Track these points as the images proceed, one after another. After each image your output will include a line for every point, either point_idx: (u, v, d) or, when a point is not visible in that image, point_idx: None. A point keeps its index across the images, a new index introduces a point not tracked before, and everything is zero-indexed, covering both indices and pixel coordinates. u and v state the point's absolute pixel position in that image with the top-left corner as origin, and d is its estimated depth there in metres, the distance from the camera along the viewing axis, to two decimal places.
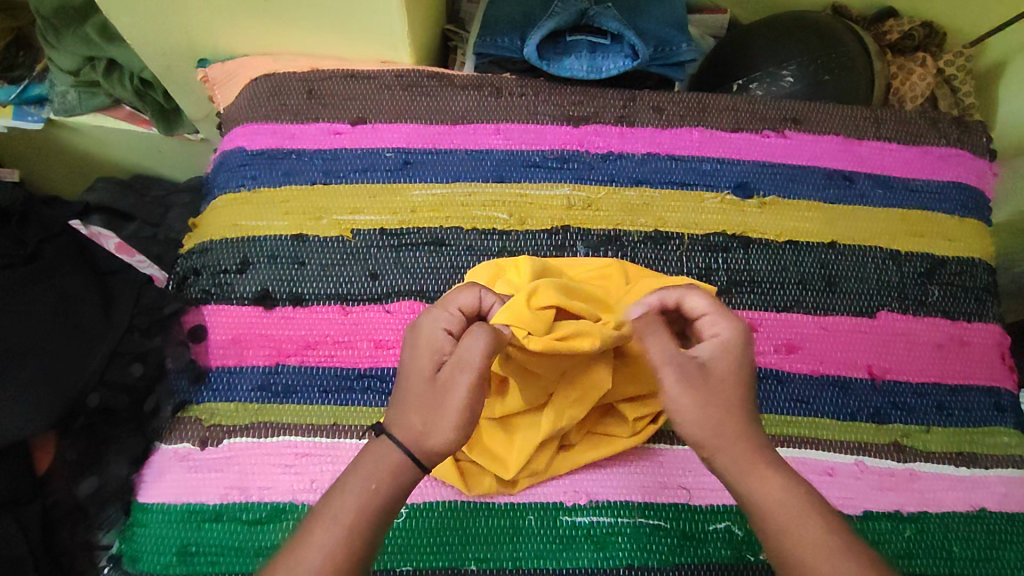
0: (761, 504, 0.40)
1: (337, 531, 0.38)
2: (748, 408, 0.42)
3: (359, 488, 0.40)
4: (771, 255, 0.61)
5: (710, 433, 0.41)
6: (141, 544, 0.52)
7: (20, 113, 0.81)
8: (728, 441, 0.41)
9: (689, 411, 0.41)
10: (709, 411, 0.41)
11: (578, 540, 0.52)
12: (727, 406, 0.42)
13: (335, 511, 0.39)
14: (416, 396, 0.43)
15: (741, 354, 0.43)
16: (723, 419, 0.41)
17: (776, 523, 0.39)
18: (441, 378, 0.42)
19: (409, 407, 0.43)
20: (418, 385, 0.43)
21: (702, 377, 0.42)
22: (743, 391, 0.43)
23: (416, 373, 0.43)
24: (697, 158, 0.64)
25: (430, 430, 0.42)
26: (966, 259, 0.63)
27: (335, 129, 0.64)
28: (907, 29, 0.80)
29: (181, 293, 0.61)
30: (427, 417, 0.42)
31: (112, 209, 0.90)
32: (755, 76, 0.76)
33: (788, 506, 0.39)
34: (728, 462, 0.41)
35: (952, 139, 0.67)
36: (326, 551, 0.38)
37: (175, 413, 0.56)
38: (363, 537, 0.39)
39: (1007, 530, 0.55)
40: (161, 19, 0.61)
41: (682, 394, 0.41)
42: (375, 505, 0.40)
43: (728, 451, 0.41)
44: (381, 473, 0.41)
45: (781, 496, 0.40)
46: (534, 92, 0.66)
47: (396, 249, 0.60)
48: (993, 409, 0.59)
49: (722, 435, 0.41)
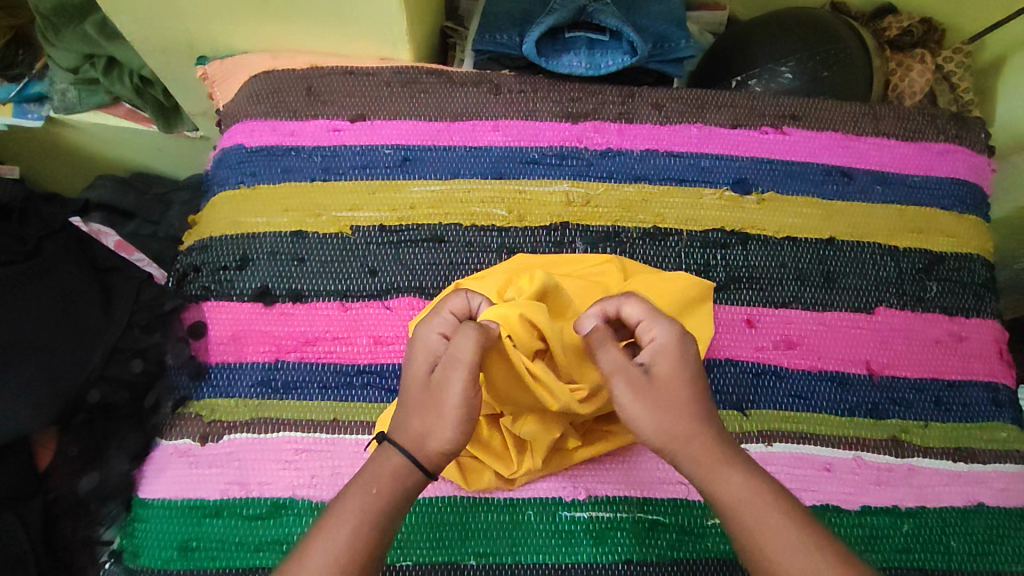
0: (727, 505, 0.40)
1: (340, 535, 0.39)
2: (699, 409, 0.42)
3: (360, 494, 0.40)
4: (770, 251, 0.62)
5: (666, 440, 0.41)
6: (141, 540, 0.52)
7: (21, 111, 0.81)
8: (689, 444, 0.41)
9: (641, 421, 0.42)
10: (664, 417, 0.41)
11: (577, 535, 0.52)
12: (677, 409, 0.42)
13: (337, 515, 0.40)
14: (413, 399, 0.43)
15: (681, 352, 0.43)
16: (675, 424, 0.41)
17: (744, 518, 0.39)
18: (435, 378, 0.42)
19: (408, 412, 0.43)
20: (416, 388, 0.43)
21: (648, 384, 0.42)
22: (691, 391, 0.42)
23: (414, 377, 0.44)
24: (696, 154, 0.65)
25: (429, 431, 0.42)
26: (965, 255, 0.63)
27: (335, 126, 0.64)
28: (906, 25, 0.80)
29: (181, 290, 0.60)
30: (424, 418, 0.42)
31: (112, 206, 0.90)
32: (754, 72, 0.76)
33: (755, 505, 0.39)
34: (689, 466, 0.41)
35: (950, 135, 0.67)
36: (329, 555, 0.38)
37: (175, 409, 0.56)
38: (367, 540, 0.39)
39: (1004, 525, 0.55)
40: (160, 17, 0.61)
41: (635, 403, 0.42)
42: (377, 508, 0.40)
43: (689, 458, 0.41)
44: (381, 477, 0.41)
45: (743, 491, 0.40)
46: (533, 88, 0.66)
47: (396, 245, 0.60)
48: (991, 405, 0.60)
49: (677, 440, 0.41)
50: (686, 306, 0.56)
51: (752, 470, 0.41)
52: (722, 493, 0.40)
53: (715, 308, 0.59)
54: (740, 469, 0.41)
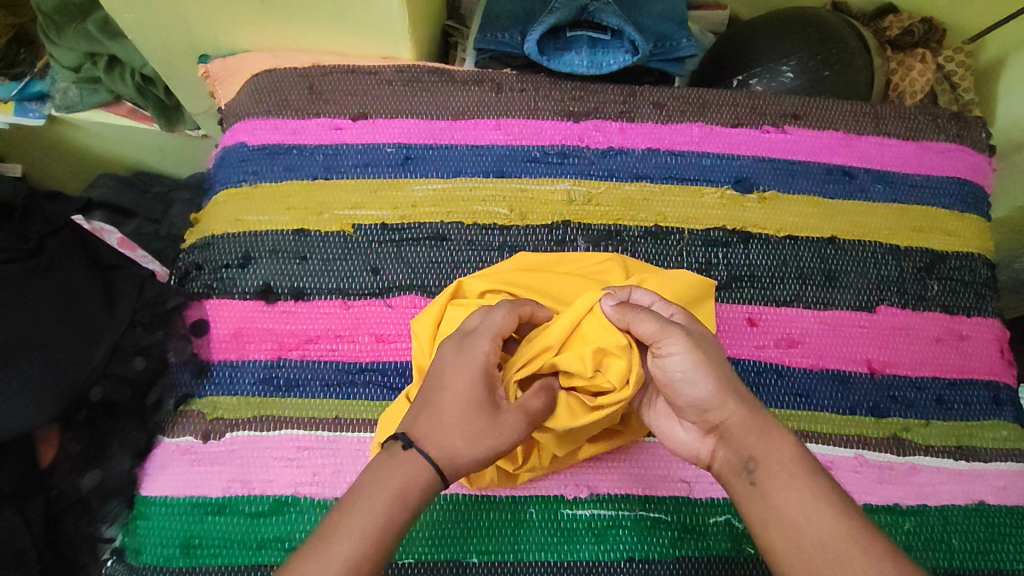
0: (780, 461, 0.40)
1: (361, 541, 0.38)
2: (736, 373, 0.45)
3: (387, 502, 0.40)
4: (771, 251, 0.62)
5: (722, 393, 0.42)
6: (143, 537, 0.52)
7: (22, 109, 0.81)
8: (743, 401, 0.42)
9: (702, 373, 0.42)
10: (719, 371, 0.43)
11: (578, 533, 0.52)
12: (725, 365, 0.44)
13: (359, 521, 0.39)
14: (464, 419, 0.42)
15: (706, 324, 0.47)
16: (728, 379, 0.43)
17: (789, 475, 0.40)
18: (504, 419, 0.43)
19: (446, 426, 0.42)
20: (465, 407, 0.43)
21: (701, 340, 0.44)
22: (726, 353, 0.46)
23: (464, 393, 0.43)
24: (696, 153, 0.65)
25: (469, 454, 0.42)
26: (965, 255, 0.63)
27: (336, 125, 0.64)
28: (906, 25, 0.80)
29: (183, 287, 0.60)
30: (472, 445, 0.42)
31: (115, 205, 0.90)
32: (755, 72, 0.76)
33: (802, 465, 0.40)
34: (742, 422, 0.42)
35: (951, 134, 0.67)
36: (349, 562, 0.37)
37: (178, 407, 0.56)
38: (385, 550, 0.39)
39: (1005, 524, 0.55)
40: (162, 15, 0.61)
41: (697, 353, 0.43)
42: (398, 518, 0.40)
43: (743, 415, 0.42)
44: (408, 489, 0.40)
45: (791, 452, 0.41)
46: (535, 87, 0.66)
47: (397, 245, 0.60)
48: (991, 404, 0.60)
49: (734, 390, 0.43)
50: (690, 304, 0.54)
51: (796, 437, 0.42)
52: (772, 457, 0.41)
53: (716, 307, 0.59)
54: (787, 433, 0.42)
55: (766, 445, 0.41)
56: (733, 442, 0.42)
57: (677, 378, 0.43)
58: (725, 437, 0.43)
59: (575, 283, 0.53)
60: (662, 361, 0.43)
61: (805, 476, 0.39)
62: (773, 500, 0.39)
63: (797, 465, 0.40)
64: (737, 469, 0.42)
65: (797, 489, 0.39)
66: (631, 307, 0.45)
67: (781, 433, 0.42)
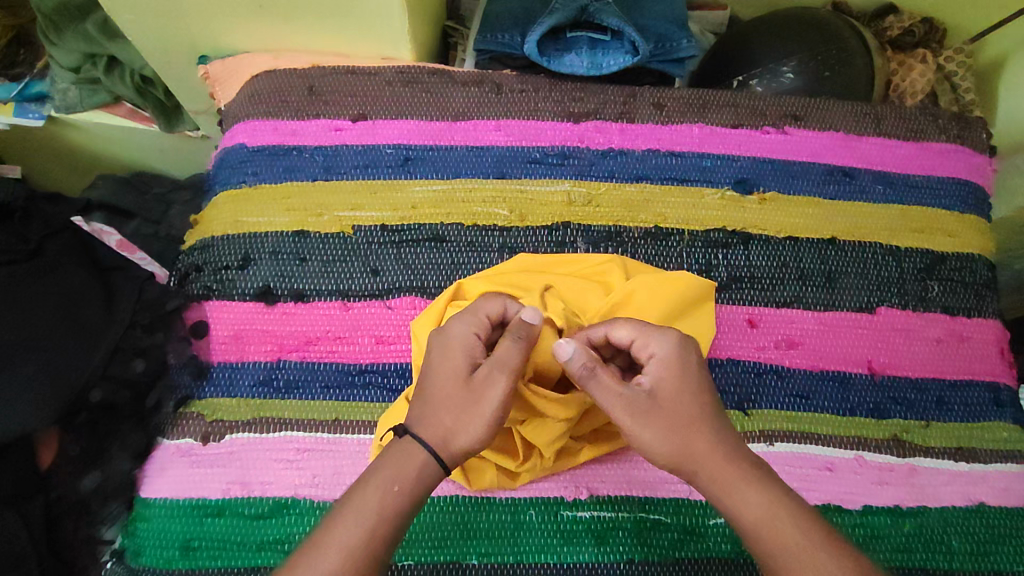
0: (748, 523, 0.39)
1: (358, 530, 0.38)
2: (709, 424, 0.42)
3: (382, 490, 0.40)
4: (771, 252, 0.61)
5: (678, 458, 0.41)
6: (144, 539, 0.52)
7: (21, 110, 0.82)
8: (702, 463, 0.41)
9: (653, 444, 0.41)
10: (672, 439, 0.41)
11: (579, 535, 0.52)
12: (686, 425, 0.41)
13: (354, 511, 0.39)
14: (450, 394, 0.42)
15: (683, 368, 0.43)
16: (684, 445, 0.41)
17: (763, 537, 0.39)
18: (479, 377, 0.42)
19: (436, 406, 0.43)
20: (450, 384, 0.43)
21: (655, 405, 0.42)
22: (695, 404, 0.42)
23: (448, 373, 0.43)
24: (697, 153, 0.65)
25: (458, 429, 0.42)
26: (965, 256, 0.63)
27: (336, 126, 0.64)
28: (907, 25, 0.80)
29: (182, 288, 0.60)
30: (459, 418, 0.42)
31: (114, 206, 0.90)
32: (755, 72, 0.76)
33: (773, 523, 0.39)
34: (704, 483, 0.41)
35: (952, 135, 0.67)
36: (345, 552, 0.37)
37: (176, 409, 0.56)
38: (384, 538, 0.39)
39: (1005, 525, 0.55)
40: (162, 16, 0.61)
41: (642, 427, 0.41)
42: (395, 507, 0.39)
43: (705, 477, 0.41)
44: (402, 475, 0.40)
45: (762, 510, 0.39)
46: (535, 88, 0.66)
47: (397, 246, 0.60)
48: (992, 405, 0.60)
49: (689, 454, 0.41)
50: (691, 305, 0.54)
51: (768, 483, 0.41)
52: (737, 516, 0.40)
53: (716, 308, 0.59)
54: (757, 485, 0.40)
55: (729, 505, 0.40)
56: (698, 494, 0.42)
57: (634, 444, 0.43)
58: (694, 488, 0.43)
59: (574, 282, 0.53)
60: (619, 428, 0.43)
61: (774, 538, 0.39)
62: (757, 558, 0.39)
63: (764, 524, 0.39)
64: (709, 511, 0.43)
65: (774, 553, 0.38)
66: (581, 368, 0.42)
67: (751, 489, 0.40)
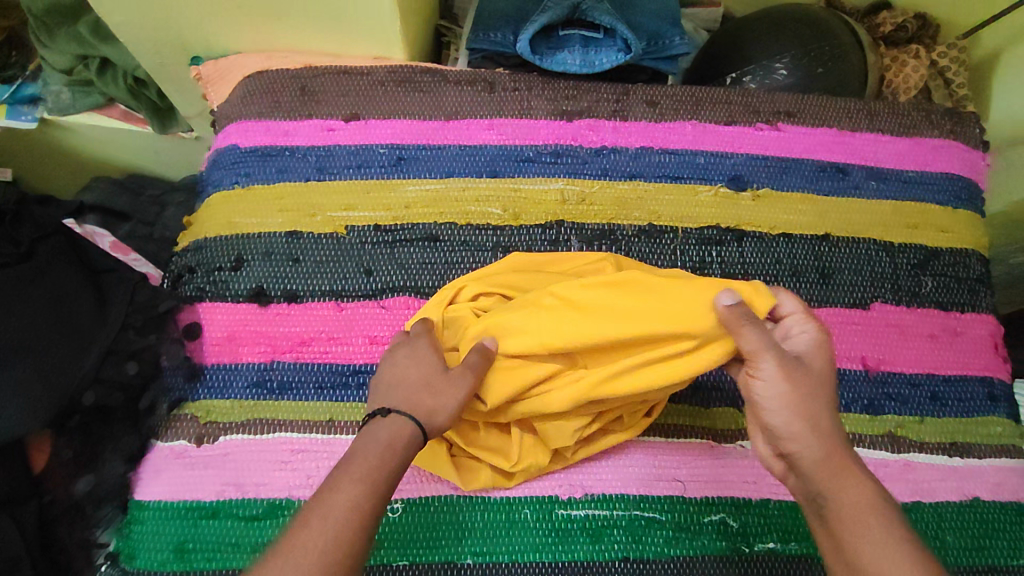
0: (851, 504, 0.40)
1: (361, 484, 0.39)
2: (833, 410, 0.43)
3: (378, 449, 0.42)
4: (764, 248, 0.62)
5: (808, 425, 0.42)
6: (137, 541, 0.52)
7: (14, 113, 0.80)
8: (831, 438, 0.42)
9: (782, 406, 0.42)
10: (811, 403, 0.42)
11: (574, 534, 0.52)
12: (825, 398, 0.43)
13: (355, 468, 0.40)
14: (430, 378, 0.46)
15: (831, 354, 0.45)
16: (818, 413, 0.42)
17: (856, 517, 0.39)
18: (456, 369, 0.46)
19: (415, 391, 0.45)
20: (428, 375, 0.46)
21: (800, 369, 0.42)
22: (832, 388, 0.44)
23: (426, 366, 0.47)
24: (690, 151, 0.65)
25: (438, 408, 0.45)
26: (959, 251, 0.63)
27: (329, 126, 0.64)
28: (900, 21, 0.80)
29: (175, 291, 0.60)
30: (438, 398, 0.45)
31: (108, 208, 0.90)
32: (748, 69, 0.75)
33: (873, 509, 0.39)
34: (814, 459, 0.42)
35: (945, 130, 0.67)
36: (353, 502, 0.38)
37: (170, 410, 0.56)
38: (384, 489, 0.40)
39: (1000, 520, 0.55)
40: (153, 17, 0.61)
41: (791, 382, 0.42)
42: (390, 464, 0.41)
43: (830, 452, 0.41)
44: (390, 443, 0.42)
45: (862, 496, 0.40)
46: (527, 86, 0.66)
47: (391, 245, 0.60)
48: (986, 400, 0.60)
49: (821, 425, 0.42)
50: None
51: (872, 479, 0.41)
52: (842, 500, 0.40)
53: None
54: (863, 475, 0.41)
55: (838, 485, 0.41)
56: (806, 471, 0.42)
57: (759, 400, 0.43)
58: (794, 467, 0.43)
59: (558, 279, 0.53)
60: (752, 380, 0.43)
61: (873, 524, 0.39)
62: (843, 537, 0.39)
63: (863, 510, 0.39)
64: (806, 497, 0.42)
65: (863, 531, 0.39)
66: (742, 316, 0.42)
67: (855, 482, 0.41)
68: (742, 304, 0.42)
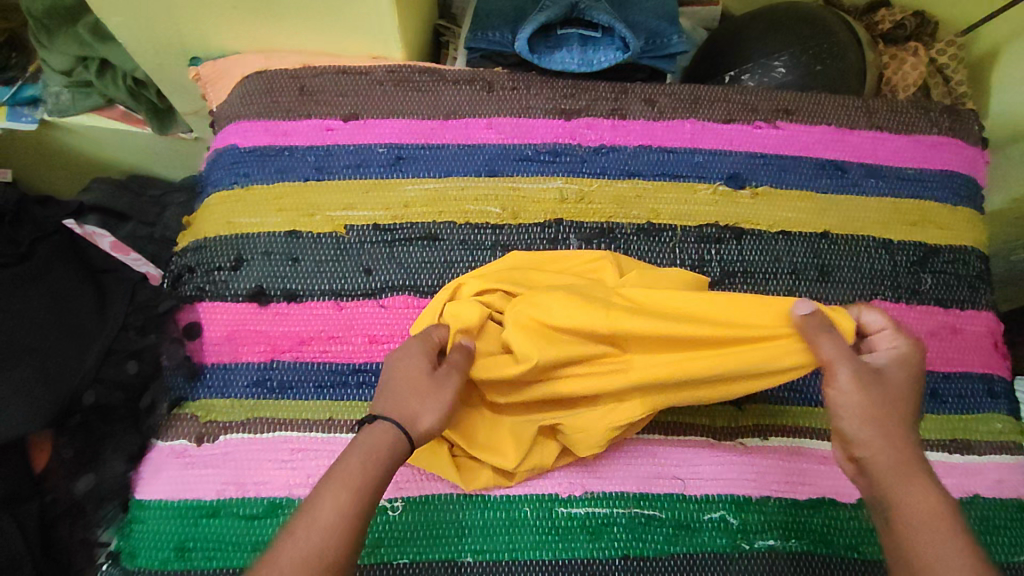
0: (920, 511, 0.39)
1: (345, 493, 0.39)
2: (909, 423, 0.43)
3: (361, 456, 0.41)
4: (764, 245, 0.62)
5: (878, 433, 0.42)
6: (138, 541, 0.52)
7: (15, 114, 0.81)
8: (903, 448, 0.41)
9: (856, 414, 0.42)
10: (885, 412, 0.42)
11: (575, 531, 0.52)
12: (902, 410, 0.43)
13: (338, 477, 0.40)
14: (416, 381, 0.45)
15: (913, 372, 0.45)
16: (890, 422, 0.42)
17: (919, 519, 0.39)
18: (442, 371, 0.47)
19: (401, 396, 0.45)
20: (415, 378, 0.46)
21: (877, 379, 0.43)
22: (911, 403, 0.43)
23: (411, 369, 0.46)
24: (689, 149, 0.65)
25: (423, 412, 0.45)
26: (958, 248, 0.63)
27: (328, 125, 0.64)
28: (899, 19, 0.80)
29: (175, 291, 0.60)
30: (425, 402, 0.45)
31: (108, 209, 0.90)
32: (746, 67, 0.75)
33: (942, 516, 0.39)
34: (885, 467, 0.41)
35: (944, 127, 0.67)
36: (338, 512, 0.38)
37: (171, 410, 0.56)
38: (370, 494, 0.40)
39: (1001, 517, 0.55)
40: (152, 19, 0.62)
41: (864, 388, 0.42)
42: (375, 469, 0.41)
43: (903, 461, 0.41)
44: (375, 447, 0.42)
45: (929, 502, 0.39)
46: (526, 85, 0.66)
47: (390, 245, 0.60)
48: (986, 397, 0.60)
49: (892, 434, 0.42)
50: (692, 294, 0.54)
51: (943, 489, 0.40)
52: (910, 504, 0.39)
53: None
54: (933, 485, 0.40)
55: (905, 490, 0.40)
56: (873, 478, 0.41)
57: (831, 408, 0.44)
58: (863, 471, 0.42)
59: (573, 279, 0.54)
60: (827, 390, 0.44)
61: (939, 530, 0.38)
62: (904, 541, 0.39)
63: (931, 517, 0.39)
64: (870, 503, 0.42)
65: (927, 536, 0.38)
66: (817, 323, 0.45)
67: (924, 485, 0.40)
68: (816, 317, 0.45)
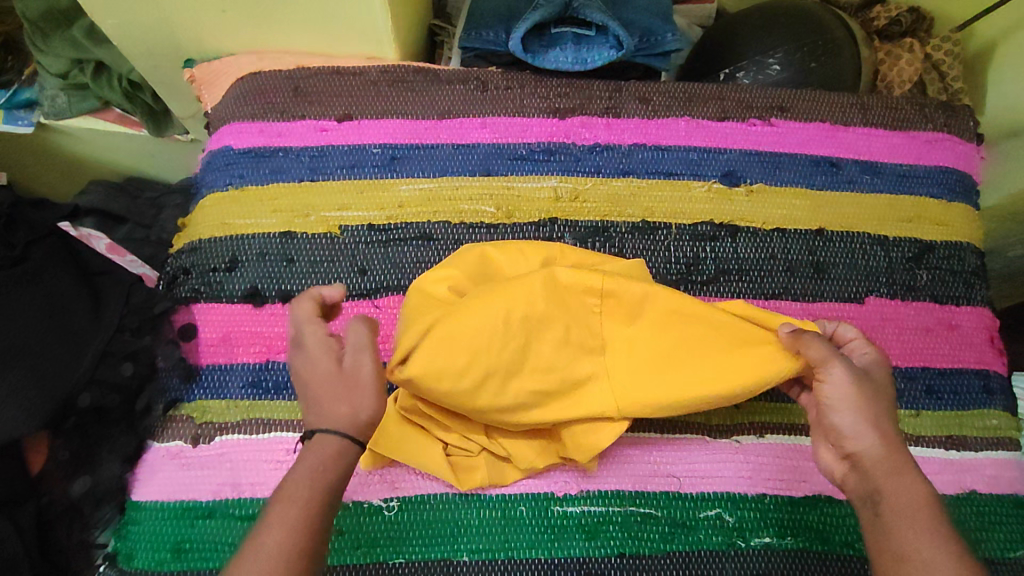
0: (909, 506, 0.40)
1: (294, 509, 0.40)
2: (894, 418, 0.44)
3: (309, 471, 0.42)
4: (758, 243, 0.62)
5: (870, 428, 0.43)
6: (135, 542, 0.53)
7: (11, 118, 0.81)
8: (892, 443, 0.43)
9: (851, 408, 0.43)
10: (873, 408, 0.43)
11: (570, 530, 0.52)
12: (887, 407, 0.44)
13: (287, 494, 0.41)
14: (327, 388, 0.44)
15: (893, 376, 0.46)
16: (879, 416, 0.43)
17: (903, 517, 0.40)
18: (349, 364, 0.44)
19: (327, 400, 0.43)
20: (325, 377, 0.44)
21: (864, 377, 0.44)
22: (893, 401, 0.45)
23: (324, 371, 0.44)
24: (684, 147, 0.65)
25: (357, 409, 0.43)
26: (953, 244, 0.63)
27: (322, 126, 0.64)
28: (894, 15, 0.80)
29: (171, 292, 0.61)
30: (353, 400, 0.43)
31: (106, 211, 0.90)
32: (742, 65, 0.75)
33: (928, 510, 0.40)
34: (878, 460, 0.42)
35: (939, 124, 0.67)
36: (287, 529, 0.39)
37: (167, 411, 0.57)
38: (321, 507, 0.41)
39: (997, 512, 0.55)
40: (146, 21, 0.62)
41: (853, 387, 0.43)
42: (326, 482, 0.42)
43: (893, 456, 0.42)
44: (330, 467, 0.42)
45: (914, 497, 0.40)
46: (520, 84, 0.66)
47: (384, 245, 0.61)
48: (983, 393, 0.59)
49: (882, 429, 0.43)
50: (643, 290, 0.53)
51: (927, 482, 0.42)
52: (899, 498, 0.41)
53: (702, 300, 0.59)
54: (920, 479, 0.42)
55: (896, 485, 0.41)
56: (868, 474, 0.42)
57: (827, 402, 0.44)
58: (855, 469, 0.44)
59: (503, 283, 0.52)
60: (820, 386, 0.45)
61: (924, 524, 0.39)
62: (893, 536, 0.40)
63: (919, 512, 0.40)
64: (862, 499, 0.42)
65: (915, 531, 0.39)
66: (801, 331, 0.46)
67: (913, 478, 0.41)
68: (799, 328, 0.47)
